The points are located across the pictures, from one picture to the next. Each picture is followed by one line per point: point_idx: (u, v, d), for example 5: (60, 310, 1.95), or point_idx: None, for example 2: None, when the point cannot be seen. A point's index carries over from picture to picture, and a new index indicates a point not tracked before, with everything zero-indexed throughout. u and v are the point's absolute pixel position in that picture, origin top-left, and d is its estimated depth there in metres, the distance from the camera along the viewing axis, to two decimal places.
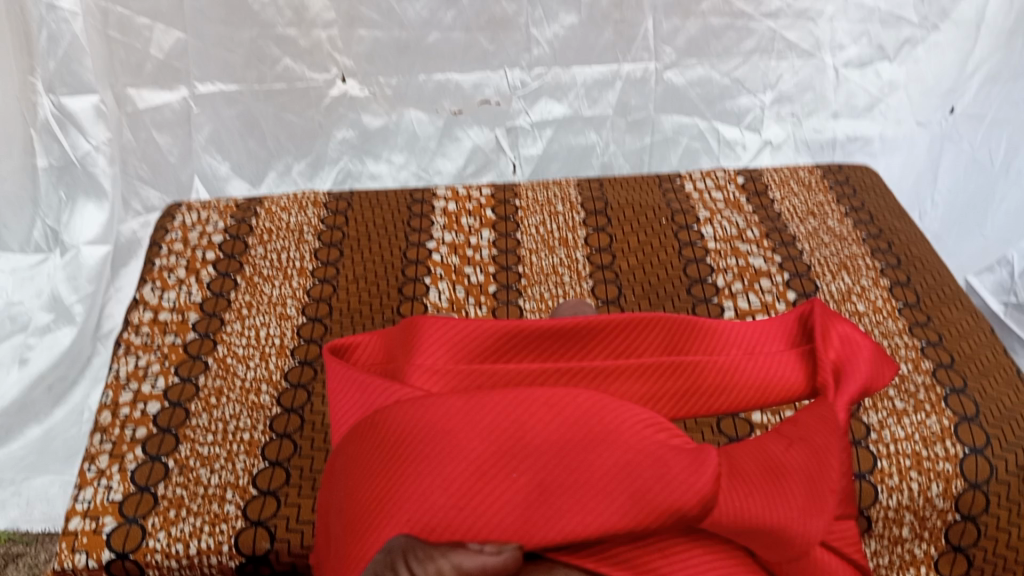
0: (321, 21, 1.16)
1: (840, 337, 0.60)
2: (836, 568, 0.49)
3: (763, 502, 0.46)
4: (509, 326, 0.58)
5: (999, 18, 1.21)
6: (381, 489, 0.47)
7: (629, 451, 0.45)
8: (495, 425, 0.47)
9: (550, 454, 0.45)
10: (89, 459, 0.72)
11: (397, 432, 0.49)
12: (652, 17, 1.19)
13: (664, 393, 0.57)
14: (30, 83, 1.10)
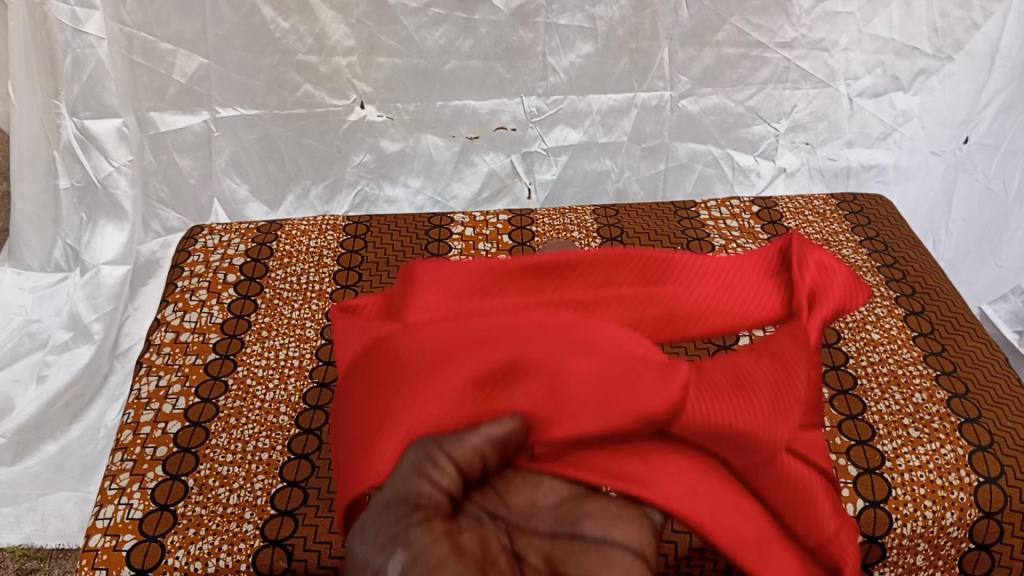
0: (341, 49, 1.17)
1: (817, 264, 0.66)
2: (801, 472, 0.56)
3: (733, 408, 0.53)
4: (501, 264, 0.64)
5: (1013, 50, 1.23)
6: (385, 403, 0.54)
7: (605, 365, 0.53)
8: (486, 345, 0.54)
9: (536, 368, 0.53)
10: (110, 477, 0.73)
11: (396, 354, 0.55)
12: (668, 46, 1.21)
13: (648, 316, 0.63)
14: (54, 105, 1.14)
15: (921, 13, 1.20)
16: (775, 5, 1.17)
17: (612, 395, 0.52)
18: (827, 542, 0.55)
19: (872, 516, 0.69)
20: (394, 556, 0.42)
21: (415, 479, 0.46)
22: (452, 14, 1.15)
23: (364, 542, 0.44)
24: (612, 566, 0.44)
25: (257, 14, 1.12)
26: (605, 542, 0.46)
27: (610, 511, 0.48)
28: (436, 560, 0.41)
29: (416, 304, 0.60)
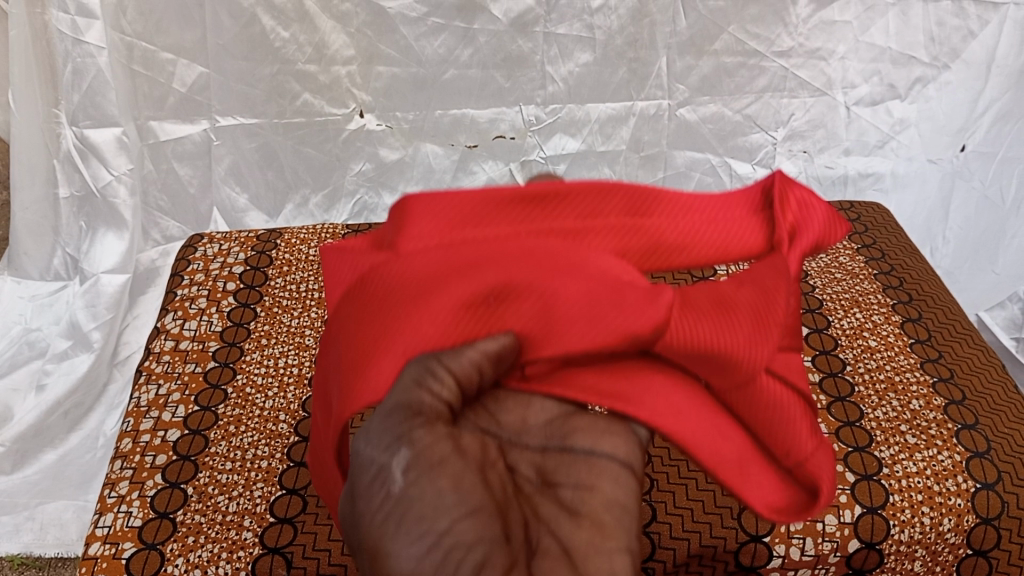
0: (340, 58, 1.17)
1: (797, 201, 0.63)
2: (783, 395, 0.57)
3: (713, 328, 0.56)
4: (485, 194, 0.63)
5: (1009, 58, 1.23)
6: (377, 327, 0.55)
7: (590, 287, 0.54)
8: (474, 270, 0.55)
9: (523, 292, 0.54)
10: (109, 485, 0.74)
11: (389, 282, 0.57)
12: (666, 55, 1.21)
13: (629, 248, 0.61)
14: (54, 115, 1.15)
15: (918, 22, 1.20)
16: (773, 13, 1.18)
17: (597, 316, 0.53)
18: (804, 461, 0.55)
19: (869, 522, 0.69)
20: (398, 455, 0.44)
21: (415, 390, 0.47)
22: (451, 23, 1.16)
23: (366, 444, 0.45)
24: (600, 477, 0.48)
25: (257, 24, 1.12)
26: (594, 454, 0.49)
27: (597, 425, 0.51)
28: (438, 458, 0.44)
29: (409, 234, 0.61)
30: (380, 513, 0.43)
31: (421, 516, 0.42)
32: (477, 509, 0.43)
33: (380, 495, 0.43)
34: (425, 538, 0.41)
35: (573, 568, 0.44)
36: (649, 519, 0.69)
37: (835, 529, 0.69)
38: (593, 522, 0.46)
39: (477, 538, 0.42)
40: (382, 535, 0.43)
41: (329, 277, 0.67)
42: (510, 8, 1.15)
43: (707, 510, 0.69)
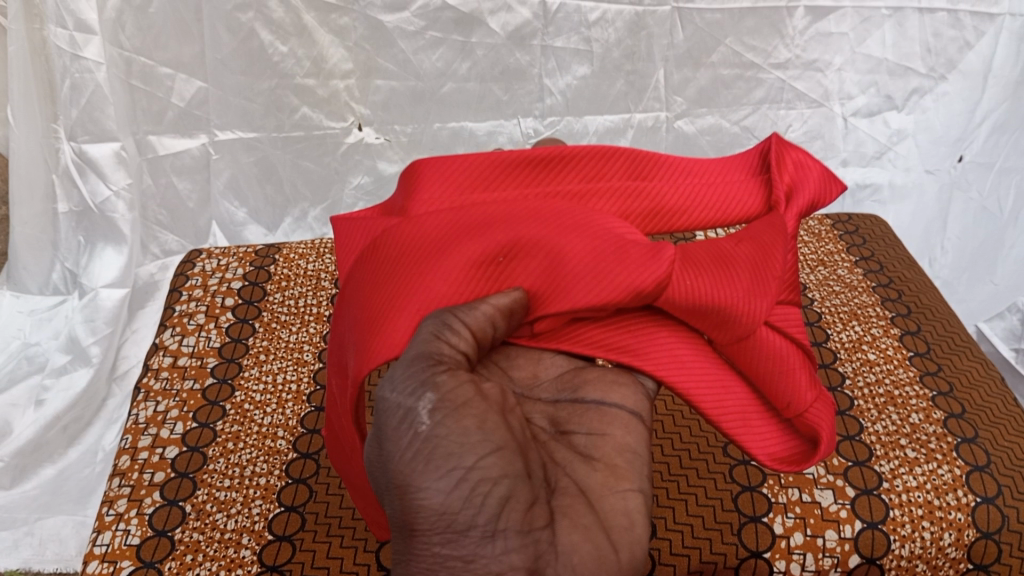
0: (339, 72, 1.18)
1: (794, 162, 0.67)
2: (779, 346, 0.58)
3: (715, 282, 0.57)
4: (494, 158, 0.65)
5: (1006, 69, 1.24)
6: (388, 288, 0.55)
7: (593, 243, 0.55)
8: (482, 230, 0.56)
9: (531, 250, 0.55)
10: (107, 503, 0.73)
11: (398, 245, 0.57)
12: (664, 68, 1.23)
13: (634, 211, 0.64)
14: (53, 130, 1.15)
15: (914, 34, 1.21)
16: (770, 26, 1.19)
17: (601, 270, 0.54)
18: (802, 412, 0.57)
19: (870, 537, 0.69)
20: (425, 397, 0.42)
21: (430, 342, 0.46)
22: (449, 37, 1.17)
23: (390, 391, 0.43)
24: (612, 425, 0.49)
25: (255, 38, 1.13)
26: (605, 404, 0.50)
27: (607, 377, 0.53)
28: (462, 400, 0.42)
29: (421, 198, 0.63)
30: (409, 451, 0.41)
31: (449, 453, 0.40)
32: (502, 446, 0.41)
33: (406, 435, 0.41)
34: (455, 476, 0.40)
35: (592, 507, 0.44)
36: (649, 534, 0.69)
37: (835, 545, 0.69)
38: (607, 466, 0.46)
39: (503, 472, 0.40)
40: (409, 473, 0.40)
41: (339, 247, 0.67)
42: (507, 21, 1.16)
43: (706, 526, 0.69)
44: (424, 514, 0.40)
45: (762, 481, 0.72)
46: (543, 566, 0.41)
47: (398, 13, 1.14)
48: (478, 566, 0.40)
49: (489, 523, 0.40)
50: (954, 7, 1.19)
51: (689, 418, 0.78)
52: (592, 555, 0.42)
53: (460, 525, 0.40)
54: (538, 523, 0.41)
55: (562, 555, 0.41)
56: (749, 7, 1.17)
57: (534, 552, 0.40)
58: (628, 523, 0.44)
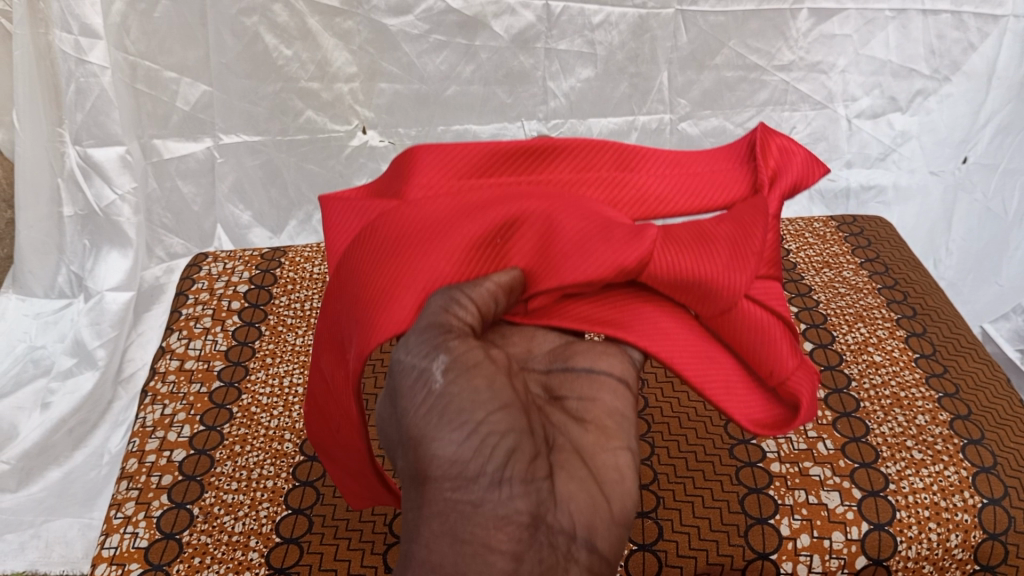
0: (343, 75, 1.19)
1: (777, 149, 0.66)
2: (760, 318, 0.59)
3: (696, 259, 0.58)
4: (488, 147, 0.65)
5: (1009, 70, 1.24)
6: (385, 269, 0.55)
7: (581, 223, 0.56)
8: (480, 215, 0.57)
9: (528, 233, 0.56)
10: (116, 505, 0.74)
11: (393, 227, 0.57)
12: (667, 70, 1.23)
13: (623, 199, 0.64)
14: (58, 134, 1.15)
15: (918, 36, 1.21)
16: (773, 28, 1.19)
17: (590, 249, 0.55)
18: (786, 379, 0.58)
19: (876, 539, 0.69)
20: (438, 359, 0.45)
21: (439, 313, 0.48)
22: (453, 40, 1.17)
23: (404, 353, 0.46)
24: (601, 390, 0.52)
25: (260, 42, 1.13)
26: (594, 371, 0.53)
27: (596, 348, 0.56)
28: (473, 361, 0.45)
29: (414, 183, 0.63)
30: (423, 407, 0.44)
31: (461, 408, 0.43)
32: (509, 404, 0.44)
33: (421, 392, 0.44)
34: (466, 427, 0.42)
35: (584, 462, 0.47)
36: (655, 536, 0.69)
37: (843, 546, 0.69)
38: (597, 427, 0.50)
39: (510, 427, 0.43)
40: (423, 426, 0.43)
41: (326, 229, 0.65)
42: (511, 24, 1.16)
43: (713, 528, 0.69)
44: (437, 463, 0.42)
45: (767, 484, 0.73)
46: (545, 513, 0.44)
47: (402, 16, 1.14)
48: (486, 510, 0.42)
49: (497, 470, 0.42)
50: (958, 9, 1.19)
51: (694, 421, 0.78)
52: (587, 504, 0.45)
53: (470, 472, 0.42)
54: (539, 474, 0.44)
55: (561, 504, 0.44)
56: (753, 10, 1.18)
57: (536, 499, 0.43)
58: (620, 476, 0.47)
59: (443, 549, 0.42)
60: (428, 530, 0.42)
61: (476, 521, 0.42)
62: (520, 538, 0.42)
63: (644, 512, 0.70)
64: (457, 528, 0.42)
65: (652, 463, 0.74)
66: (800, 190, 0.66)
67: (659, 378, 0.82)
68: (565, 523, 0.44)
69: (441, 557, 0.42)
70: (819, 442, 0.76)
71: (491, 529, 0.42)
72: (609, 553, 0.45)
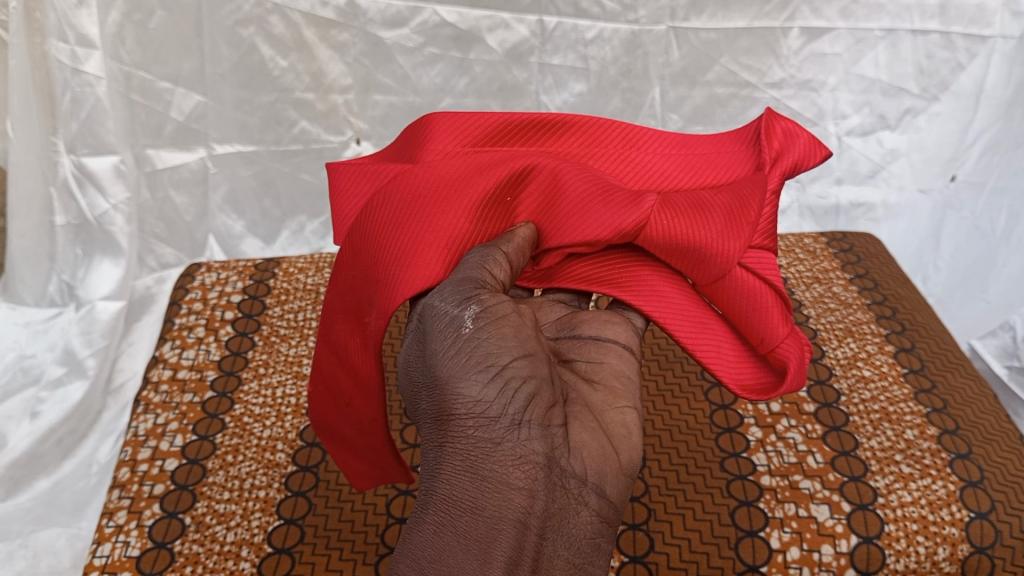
0: (337, 87, 1.20)
1: (782, 131, 0.64)
2: (754, 285, 0.59)
3: (690, 222, 0.58)
4: (498, 116, 0.65)
5: (997, 90, 1.26)
6: (402, 227, 0.56)
7: (585, 184, 0.57)
8: (490, 175, 0.58)
9: (534, 191, 0.58)
10: (107, 514, 0.73)
11: (406, 186, 0.58)
12: (659, 86, 1.24)
13: (628, 173, 0.64)
14: (51, 143, 1.11)
15: (908, 55, 1.23)
16: (764, 46, 1.21)
17: (590, 210, 0.57)
18: (775, 348, 0.59)
19: (865, 552, 0.69)
20: (469, 308, 0.48)
21: (475, 268, 0.51)
22: (447, 53, 1.19)
23: (439, 300, 0.49)
24: (608, 354, 0.55)
25: (256, 53, 1.15)
26: (600, 338, 0.55)
27: (602, 317, 0.57)
28: (501, 312, 0.48)
29: (428, 148, 0.63)
30: (452, 349, 0.46)
31: (487, 353, 0.46)
32: (532, 353, 0.47)
33: (450, 335, 0.47)
34: (491, 371, 0.45)
35: (595, 416, 0.49)
36: (646, 549, 0.69)
37: (832, 559, 0.69)
38: (606, 387, 0.52)
39: (531, 373, 0.46)
40: (450, 368, 0.46)
41: (336, 193, 0.65)
42: (505, 38, 1.18)
43: (704, 540, 0.70)
44: (460, 402, 0.45)
45: (758, 496, 0.73)
46: (558, 457, 0.45)
47: (397, 29, 1.16)
48: (504, 449, 0.44)
49: (517, 413, 0.45)
50: (947, 29, 1.21)
51: (686, 433, 0.79)
52: (598, 451, 0.47)
53: (492, 412, 0.45)
54: (555, 421, 0.46)
55: (574, 450, 0.46)
56: (744, 28, 1.19)
57: (551, 443, 0.45)
58: (626, 432, 0.49)
59: (464, 485, 0.45)
60: (450, 466, 0.45)
61: (495, 458, 0.44)
62: (535, 477, 0.44)
63: (635, 524, 0.71)
64: (478, 465, 0.44)
65: (644, 477, 0.75)
66: (800, 172, 0.64)
67: (652, 390, 0.82)
68: (577, 468, 0.46)
69: (462, 492, 0.45)
70: (809, 456, 0.77)
71: (508, 466, 0.44)
72: (617, 498, 0.48)
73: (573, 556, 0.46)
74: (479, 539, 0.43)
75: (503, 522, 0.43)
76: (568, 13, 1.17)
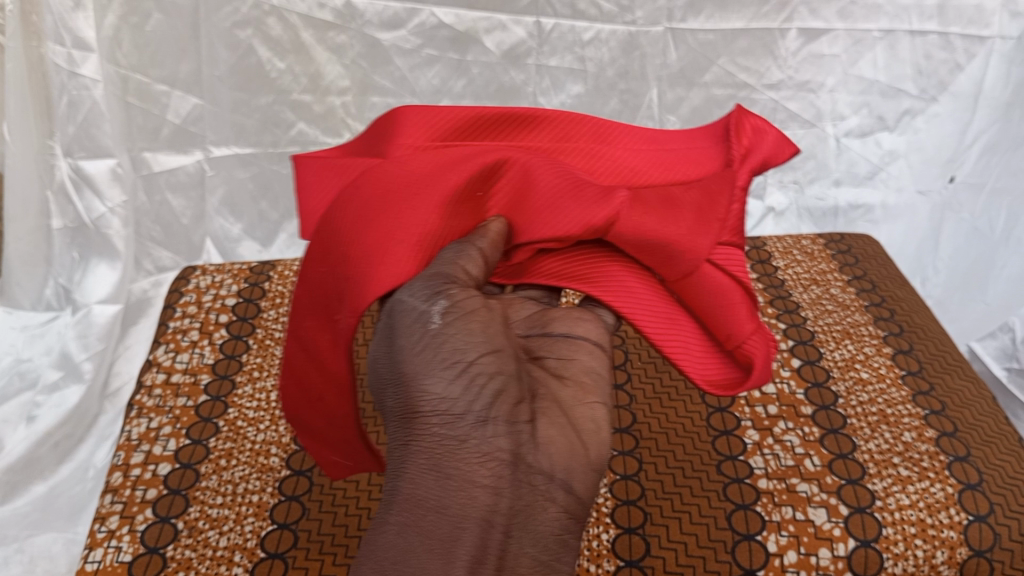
0: (335, 89, 1.19)
1: (750, 129, 0.65)
2: (721, 281, 0.60)
3: (661, 220, 0.58)
4: (468, 112, 0.65)
5: (996, 91, 1.25)
6: (372, 223, 0.55)
7: (557, 180, 0.57)
8: (461, 168, 0.57)
9: (504, 187, 0.58)
10: (99, 519, 0.73)
11: (375, 181, 0.57)
12: (656, 87, 1.23)
13: (599, 168, 0.64)
14: (49, 146, 1.11)
15: (906, 56, 1.22)
16: (762, 47, 1.20)
17: (561, 207, 0.56)
18: (741, 343, 0.59)
19: (863, 556, 0.69)
20: (438, 303, 0.49)
21: (448, 265, 0.51)
22: (444, 54, 1.18)
23: (408, 295, 0.50)
24: (579, 351, 0.53)
25: (253, 56, 1.14)
26: (571, 336, 0.54)
27: (573, 314, 0.56)
28: (470, 308, 0.49)
29: (397, 142, 0.63)
30: (419, 346, 0.48)
31: (454, 349, 0.47)
32: (498, 349, 0.48)
33: (418, 331, 0.48)
34: (457, 368, 0.47)
35: (564, 412, 0.50)
36: (642, 553, 0.69)
37: (829, 563, 0.69)
38: (576, 382, 0.51)
39: (497, 369, 0.47)
40: (416, 365, 0.47)
41: (301, 188, 0.64)
42: (502, 40, 1.18)
43: (700, 544, 0.69)
44: (427, 400, 0.47)
45: (755, 499, 0.73)
46: (524, 453, 0.47)
47: (395, 31, 1.16)
48: (470, 446, 0.46)
49: (482, 410, 0.47)
50: (945, 29, 1.20)
51: (683, 436, 0.78)
52: (565, 447, 0.48)
53: (458, 410, 0.47)
54: (522, 417, 0.48)
55: (540, 446, 0.48)
56: (742, 29, 1.18)
57: (517, 439, 0.47)
58: (595, 428, 0.50)
59: (428, 483, 0.46)
60: (415, 465, 0.47)
61: (460, 455, 0.46)
62: (500, 474, 0.46)
63: (631, 528, 0.70)
64: (443, 463, 0.46)
65: (640, 479, 0.74)
66: (767, 169, 0.64)
67: (648, 393, 0.82)
68: (544, 464, 0.47)
69: (427, 491, 0.46)
70: (806, 458, 0.76)
71: (473, 464, 0.46)
72: (585, 494, 0.48)
73: (539, 553, 0.47)
74: (443, 538, 0.44)
75: (467, 520, 0.45)
76: (565, 15, 1.16)
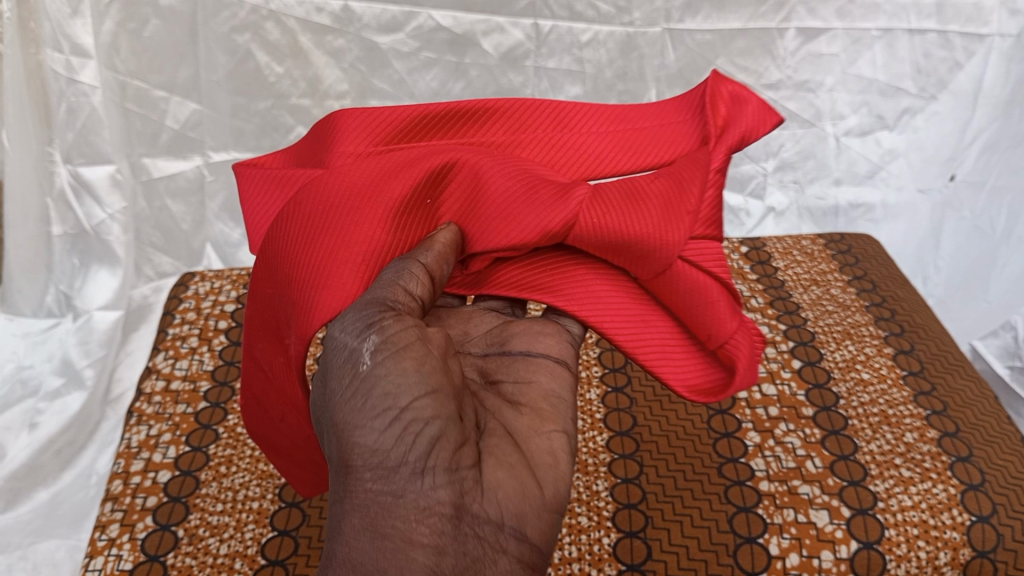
0: (333, 93, 1.19)
1: (727, 97, 0.60)
2: (698, 279, 0.57)
3: (624, 216, 0.55)
4: (413, 109, 0.63)
5: (995, 89, 1.25)
6: (314, 244, 0.54)
7: (508, 181, 0.55)
8: (405, 177, 0.56)
9: (455, 190, 0.56)
10: (100, 527, 0.73)
11: (315, 196, 0.55)
12: (655, 88, 1.23)
13: (561, 160, 0.62)
14: (48, 153, 1.12)
15: (904, 54, 1.22)
16: (760, 47, 1.20)
17: (513, 209, 0.55)
18: (725, 343, 0.57)
19: (865, 557, 0.69)
20: (368, 339, 0.44)
21: (387, 287, 0.48)
22: (442, 57, 1.18)
23: (339, 331, 0.46)
24: (537, 372, 0.52)
25: (251, 60, 1.14)
26: (531, 354, 0.53)
27: (532, 329, 0.56)
28: (404, 343, 0.44)
29: (338, 149, 0.61)
30: (350, 392, 0.43)
31: (385, 395, 0.42)
32: (437, 389, 0.43)
33: (349, 374, 0.44)
34: (388, 417, 0.42)
35: (517, 445, 0.47)
36: (644, 557, 0.69)
37: (832, 565, 0.68)
38: (532, 410, 0.49)
39: (436, 413, 0.42)
40: (347, 414, 0.43)
41: (243, 199, 0.63)
42: (500, 42, 1.18)
43: (702, 547, 0.69)
44: (358, 452, 0.42)
45: (756, 502, 0.72)
46: (469, 502, 0.42)
47: (393, 34, 1.16)
48: (407, 501, 0.41)
49: (418, 460, 0.41)
50: (943, 27, 1.19)
51: (683, 439, 0.78)
52: (515, 490, 0.44)
53: (391, 462, 0.42)
54: (465, 462, 0.43)
55: (487, 491, 0.43)
56: (739, 29, 1.18)
57: (459, 489, 0.42)
58: (552, 461, 0.47)
59: (364, 545, 0.41)
60: (350, 525, 0.42)
61: (396, 513, 0.41)
62: (441, 530, 0.41)
63: (633, 531, 0.70)
64: (378, 521, 0.41)
65: (640, 483, 0.74)
66: (748, 144, 0.59)
67: (648, 396, 0.82)
68: (492, 512, 0.43)
69: (362, 554, 0.41)
70: (807, 460, 0.76)
71: (411, 521, 0.41)
72: (540, 539, 0.45)
73: None
74: None
75: None
76: (563, 17, 1.16)
